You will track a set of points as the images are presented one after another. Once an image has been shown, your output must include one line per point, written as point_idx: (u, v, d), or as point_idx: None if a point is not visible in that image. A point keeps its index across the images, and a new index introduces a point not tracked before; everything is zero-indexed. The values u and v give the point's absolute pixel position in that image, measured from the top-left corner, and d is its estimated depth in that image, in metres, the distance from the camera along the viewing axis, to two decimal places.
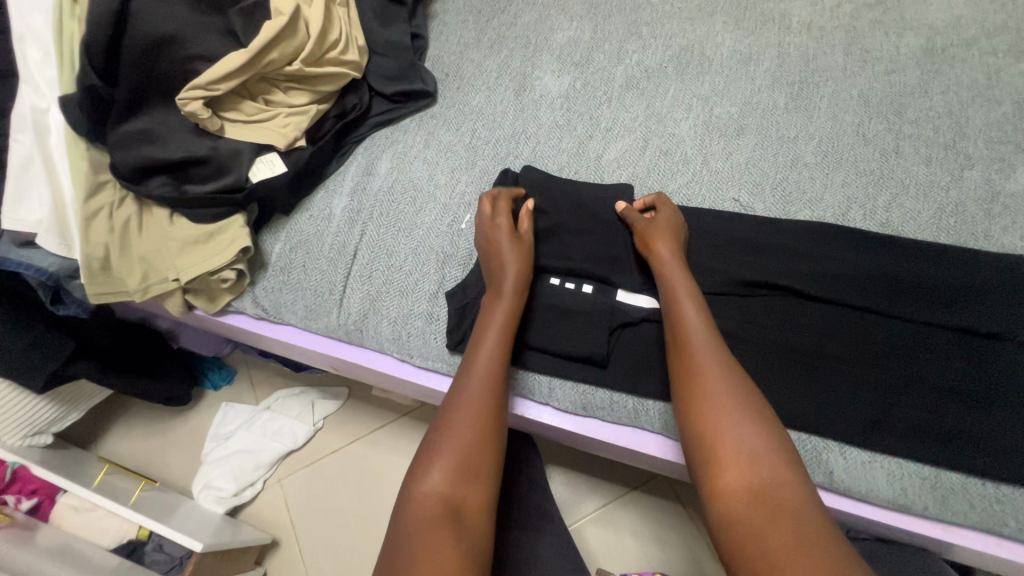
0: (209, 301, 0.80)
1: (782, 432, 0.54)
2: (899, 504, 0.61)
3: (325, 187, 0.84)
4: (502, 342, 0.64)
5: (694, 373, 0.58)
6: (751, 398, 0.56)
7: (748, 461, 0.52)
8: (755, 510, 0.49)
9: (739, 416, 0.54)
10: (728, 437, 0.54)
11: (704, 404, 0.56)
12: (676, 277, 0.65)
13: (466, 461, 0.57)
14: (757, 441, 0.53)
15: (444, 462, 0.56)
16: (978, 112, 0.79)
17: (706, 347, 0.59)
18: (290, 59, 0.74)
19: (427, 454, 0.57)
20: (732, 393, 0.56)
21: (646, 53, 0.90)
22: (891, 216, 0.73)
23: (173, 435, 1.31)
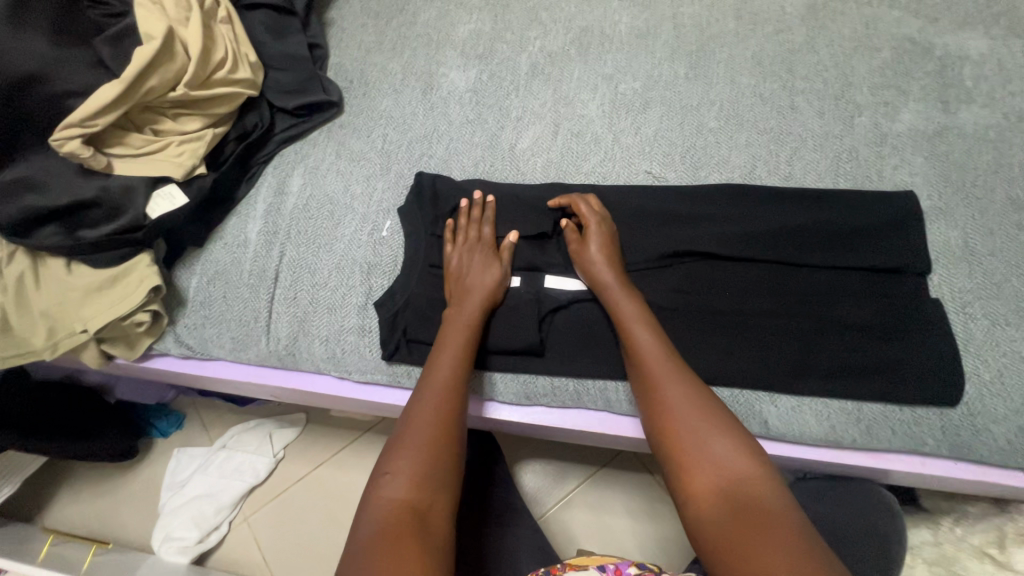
0: (129, 348, 0.76)
1: (749, 442, 0.54)
2: (830, 441, 0.65)
3: (237, 212, 0.81)
4: (463, 346, 0.65)
5: (653, 404, 0.59)
6: (713, 411, 0.57)
7: (713, 473, 0.52)
8: (728, 509, 0.50)
9: (707, 434, 0.55)
10: (690, 454, 0.54)
11: (670, 429, 0.57)
12: (628, 309, 0.65)
13: (425, 489, 0.54)
14: (723, 454, 0.53)
15: (407, 468, 0.54)
16: (861, 61, 0.83)
17: (665, 373, 0.60)
18: (172, 84, 0.70)
19: (388, 462, 0.55)
20: (695, 414, 0.56)
21: (548, 39, 0.91)
22: (793, 169, 0.76)
23: (125, 492, 1.25)
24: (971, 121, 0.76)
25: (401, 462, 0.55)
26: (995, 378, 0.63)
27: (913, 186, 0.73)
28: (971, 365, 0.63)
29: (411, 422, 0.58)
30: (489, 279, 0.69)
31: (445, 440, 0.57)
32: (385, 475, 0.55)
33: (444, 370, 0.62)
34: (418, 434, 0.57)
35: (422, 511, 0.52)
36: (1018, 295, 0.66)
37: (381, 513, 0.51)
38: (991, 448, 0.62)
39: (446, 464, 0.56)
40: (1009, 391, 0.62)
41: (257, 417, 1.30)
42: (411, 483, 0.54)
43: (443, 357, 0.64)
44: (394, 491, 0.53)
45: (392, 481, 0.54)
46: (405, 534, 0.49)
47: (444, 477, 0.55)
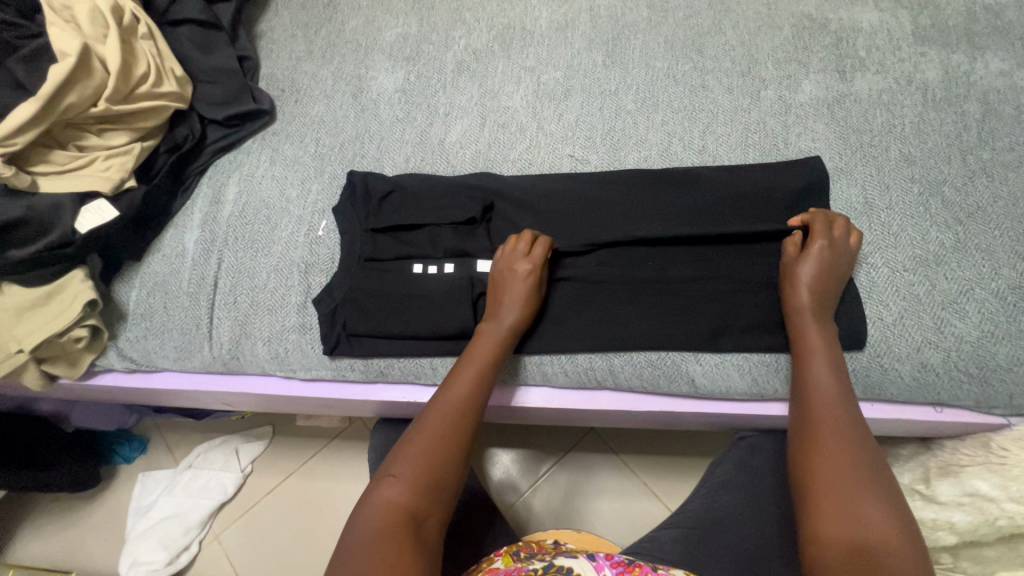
0: (71, 365, 0.76)
1: (902, 505, 0.53)
2: (754, 392, 0.69)
3: (174, 224, 0.82)
4: (483, 370, 0.64)
5: (809, 434, 0.58)
6: (871, 460, 0.55)
7: (854, 522, 0.51)
8: (855, 558, 0.49)
9: (847, 483, 0.53)
10: (832, 498, 0.53)
11: (816, 472, 0.55)
12: (813, 340, 0.63)
13: (423, 498, 0.55)
14: (870, 509, 0.52)
15: (411, 475, 0.56)
16: (765, 39, 0.87)
17: (835, 403, 0.59)
18: (93, 100, 0.71)
19: (392, 465, 0.57)
20: (845, 458, 0.55)
21: (472, 37, 0.94)
22: (706, 143, 0.80)
23: (89, 521, 1.23)
24: (865, 87, 0.82)
25: (404, 465, 0.56)
26: (896, 320, 0.67)
27: (816, 151, 0.78)
28: (874, 310, 0.68)
29: (420, 429, 0.59)
30: (521, 289, 0.68)
31: (448, 461, 0.58)
32: (391, 477, 0.56)
33: (461, 390, 0.62)
34: (430, 446, 0.58)
35: (418, 519, 0.53)
36: (912, 242, 0.71)
37: (381, 515, 0.53)
38: (897, 385, 0.67)
39: (449, 477, 0.58)
40: (909, 331, 0.67)
41: (222, 434, 1.29)
42: (412, 490, 0.55)
43: (462, 377, 0.63)
44: (394, 495, 0.54)
45: (394, 485, 0.55)
46: (397, 539, 0.51)
47: (444, 492, 0.57)
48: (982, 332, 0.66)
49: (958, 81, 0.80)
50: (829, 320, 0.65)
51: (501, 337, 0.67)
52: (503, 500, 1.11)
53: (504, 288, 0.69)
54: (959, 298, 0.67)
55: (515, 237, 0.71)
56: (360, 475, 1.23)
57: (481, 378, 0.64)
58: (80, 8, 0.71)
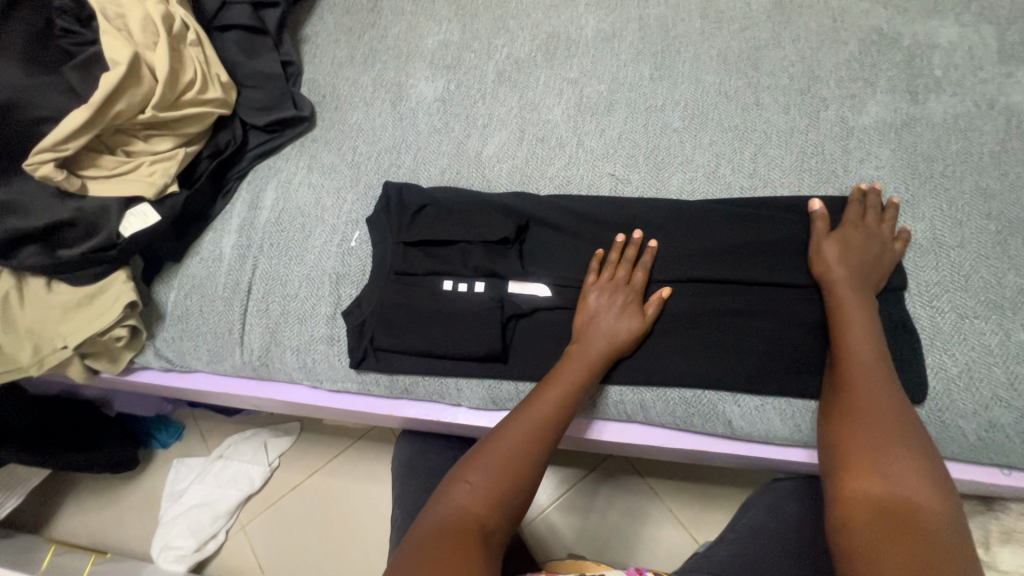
0: (112, 361, 0.79)
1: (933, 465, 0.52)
2: (795, 439, 0.65)
3: (213, 228, 0.84)
4: (569, 391, 0.62)
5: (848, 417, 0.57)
6: (912, 429, 0.55)
7: (885, 482, 0.51)
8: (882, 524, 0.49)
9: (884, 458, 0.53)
10: (870, 457, 0.53)
11: (850, 438, 0.55)
12: (852, 313, 0.61)
13: (492, 509, 0.54)
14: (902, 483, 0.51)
15: (484, 485, 0.55)
16: (828, 54, 0.81)
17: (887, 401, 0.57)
18: (141, 107, 0.72)
19: (466, 473, 0.57)
20: (878, 424, 0.55)
21: (515, 46, 0.91)
22: (757, 166, 0.75)
23: (126, 502, 1.28)
24: (939, 110, 0.75)
25: (478, 476, 0.56)
26: (962, 372, 0.61)
27: (878, 179, 0.72)
28: (937, 360, 0.62)
29: (497, 441, 0.59)
30: (624, 328, 0.65)
31: (516, 486, 0.56)
32: (466, 483, 0.56)
33: (541, 410, 0.61)
34: (508, 461, 0.57)
35: (486, 529, 0.53)
36: (985, 287, 0.64)
37: (452, 517, 0.53)
38: (959, 444, 0.61)
39: (519, 493, 0.56)
40: (977, 386, 0.61)
41: (253, 427, 1.32)
42: (484, 500, 0.54)
43: (546, 395, 0.62)
44: (465, 501, 0.54)
45: (467, 492, 0.55)
46: (468, 542, 0.50)
47: (514, 511, 0.56)
48: None
49: None
50: (873, 302, 0.63)
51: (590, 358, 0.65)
52: (523, 515, 1.08)
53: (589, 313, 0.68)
54: None
55: (600, 254, 0.70)
56: (382, 478, 1.24)
57: (566, 398, 0.62)
58: (133, 17, 0.73)
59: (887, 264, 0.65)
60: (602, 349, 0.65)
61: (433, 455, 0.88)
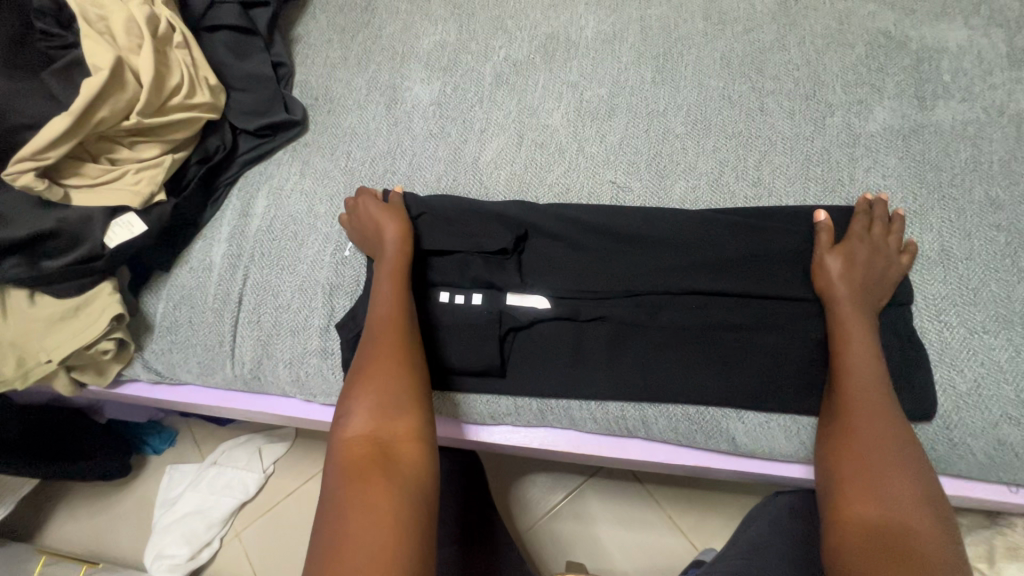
0: (99, 374, 0.77)
1: (922, 473, 0.53)
2: (800, 457, 0.63)
3: (203, 236, 0.81)
4: (394, 293, 0.66)
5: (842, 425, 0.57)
6: (904, 440, 0.55)
7: (882, 508, 0.52)
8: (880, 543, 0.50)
9: (881, 470, 0.53)
10: (867, 479, 0.53)
11: (849, 459, 0.55)
12: (856, 328, 0.60)
13: (381, 420, 0.58)
14: (894, 493, 0.52)
15: (362, 406, 0.59)
16: (834, 58, 0.79)
17: (872, 399, 0.56)
18: (125, 113, 0.70)
19: (346, 403, 0.60)
20: (878, 445, 0.54)
21: (513, 47, 0.89)
22: (762, 174, 0.74)
23: (119, 509, 1.26)
24: (947, 117, 0.73)
25: (355, 402, 0.59)
26: (971, 389, 0.60)
27: (885, 189, 0.71)
28: (946, 376, 0.61)
29: (362, 361, 0.62)
30: (389, 234, 0.69)
31: (395, 389, 0.60)
32: (347, 414, 0.59)
33: (382, 311, 0.65)
34: (380, 378, 0.61)
35: (384, 445, 0.56)
36: (994, 300, 0.63)
37: (347, 449, 0.56)
38: (966, 462, 0.60)
39: (403, 396, 0.60)
40: (985, 403, 0.60)
41: (247, 432, 1.30)
42: (370, 420, 0.58)
43: (377, 308, 0.66)
44: (354, 428, 0.58)
45: (351, 420, 0.58)
46: (370, 466, 0.54)
47: (405, 406, 0.59)
48: None
49: None
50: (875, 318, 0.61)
51: (398, 265, 0.68)
52: (521, 522, 1.07)
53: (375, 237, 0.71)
54: None
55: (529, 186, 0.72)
56: None
57: (392, 301, 0.66)
58: (115, 19, 0.71)
59: (892, 280, 0.63)
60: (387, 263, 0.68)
61: None
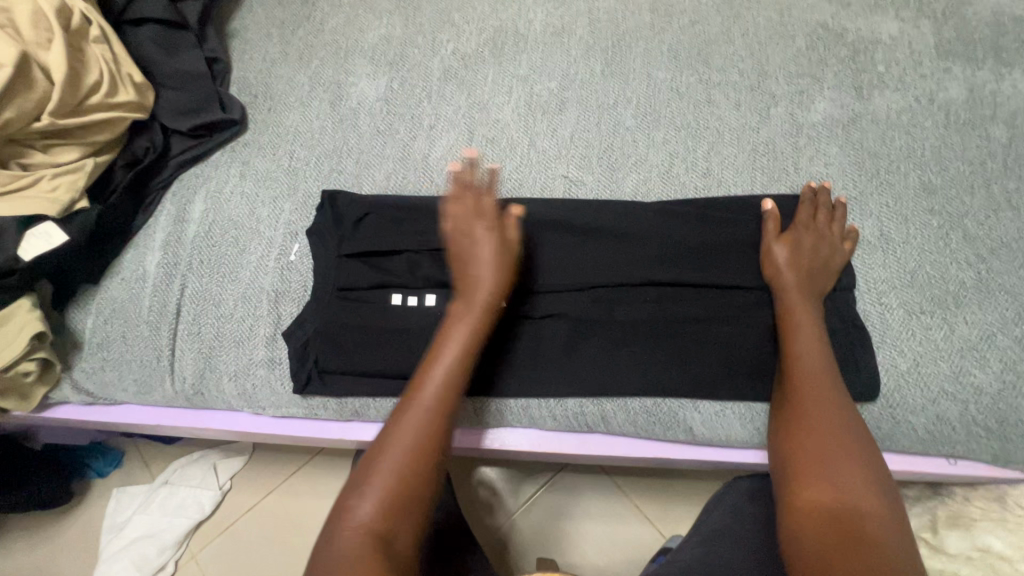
0: (23, 400, 0.70)
1: (868, 455, 0.55)
2: (755, 442, 0.64)
3: (135, 244, 0.76)
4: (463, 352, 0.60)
5: (793, 411, 0.58)
6: (849, 422, 0.56)
7: (832, 493, 0.53)
8: (833, 530, 0.51)
9: (829, 453, 0.55)
10: (816, 463, 0.55)
11: (800, 447, 0.56)
12: (800, 317, 0.62)
13: (394, 513, 0.52)
14: (844, 475, 0.53)
15: (372, 497, 0.52)
16: (777, 49, 0.81)
17: (816, 382, 0.58)
18: (35, 114, 0.65)
19: (355, 484, 0.53)
20: (826, 428, 0.56)
21: (460, 40, 0.87)
22: (711, 165, 0.74)
23: (61, 539, 1.18)
24: (883, 106, 0.76)
25: (370, 485, 0.53)
26: (911, 367, 0.62)
27: (827, 177, 0.72)
28: (887, 356, 0.63)
29: (393, 429, 0.56)
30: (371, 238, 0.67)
31: (412, 485, 0.53)
32: (358, 500, 0.52)
33: (430, 384, 0.59)
34: (409, 460, 0.54)
35: (388, 537, 0.51)
36: (929, 281, 0.66)
37: (354, 538, 0.50)
38: (909, 438, 0.62)
39: (420, 490, 0.54)
40: (924, 380, 0.62)
41: (200, 448, 1.24)
42: (383, 509, 0.52)
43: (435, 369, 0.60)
44: (364, 516, 0.51)
45: (361, 506, 0.52)
46: (376, 561, 0.48)
47: (420, 505, 0.53)
48: (1003, 383, 0.61)
49: (983, 101, 0.74)
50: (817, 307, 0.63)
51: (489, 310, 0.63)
52: (490, 523, 1.05)
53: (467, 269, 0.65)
54: (979, 345, 0.62)
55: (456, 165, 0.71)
56: None
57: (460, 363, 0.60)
58: (20, 10, 0.65)
59: (834, 268, 0.66)
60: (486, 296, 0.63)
61: None
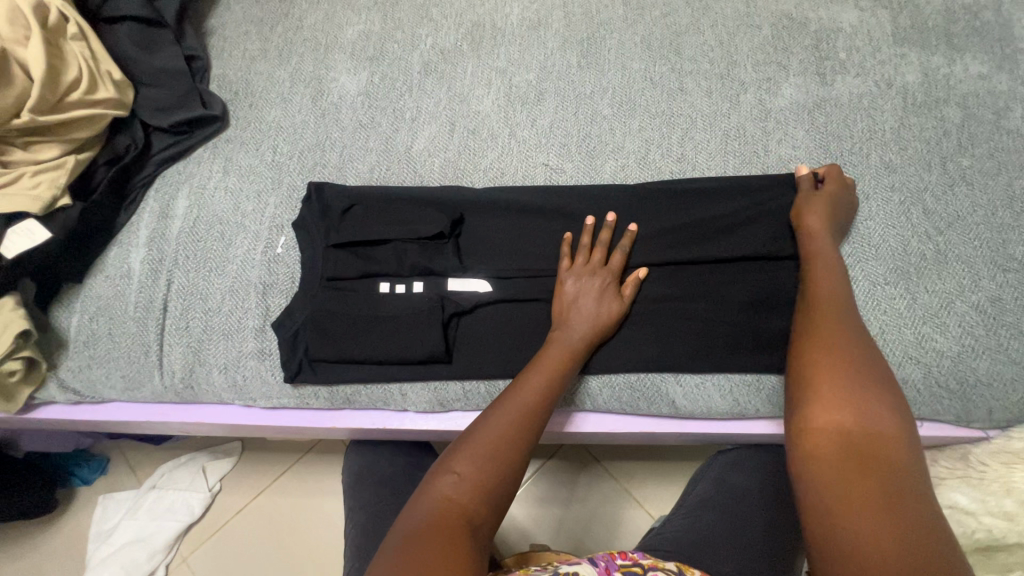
0: (7, 400, 0.69)
1: (894, 387, 0.49)
2: (735, 412, 0.67)
3: (118, 242, 0.76)
4: (558, 369, 0.61)
5: (814, 336, 0.54)
6: (874, 355, 0.52)
7: (847, 410, 0.47)
8: (849, 455, 0.45)
9: (851, 377, 0.49)
10: (834, 383, 0.49)
11: (813, 364, 0.51)
12: (827, 254, 0.63)
13: (479, 494, 0.50)
14: (864, 396, 0.48)
15: (478, 470, 0.52)
16: (744, 39, 0.84)
17: (835, 314, 0.56)
18: (15, 111, 0.66)
19: (454, 456, 0.53)
20: (847, 352, 0.52)
21: (439, 35, 0.88)
22: (685, 150, 0.77)
23: (46, 548, 1.16)
24: (845, 91, 0.79)
25: (464, 460, 0.53)
26: (876, 335, 0.66)
27: (796, 159, 0.76)
28: None
29: (518, 400, 0.58)
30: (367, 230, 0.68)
31: (508, 473, 0.53)
32: (451, 471, 0.52)
33: (541, 376, 0.60)
34: (514, 438, 0.55)
35: (471, 519, 0.49)
36: (891, 254, 0.69)
37: (432, 509, 0.49)
38: None
39: (511, 475, 0.53)
40: (890, 346, 0.66)
41: (188, 451, 1.22)
42: (473, 491, 0.51)
43: (539, 373, 0.60)
44: (451, 491, 0.50)
45: (455, 478, 0.51)
46: (451, 535, 0.46)
47: (503, 501, 0.52)
48: (963, 347, 0.65)
49: (937, 85, 0.79)
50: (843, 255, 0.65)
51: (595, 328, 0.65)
52: None
53: (563, 303, 0.66)
54: (940, 312, 0.66)
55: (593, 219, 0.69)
56: (337, 490, 1.18)
57: (550, 383, 0.60)
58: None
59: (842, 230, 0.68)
60: (585, 329, 0.64)
61: (386, 463, 0.86)
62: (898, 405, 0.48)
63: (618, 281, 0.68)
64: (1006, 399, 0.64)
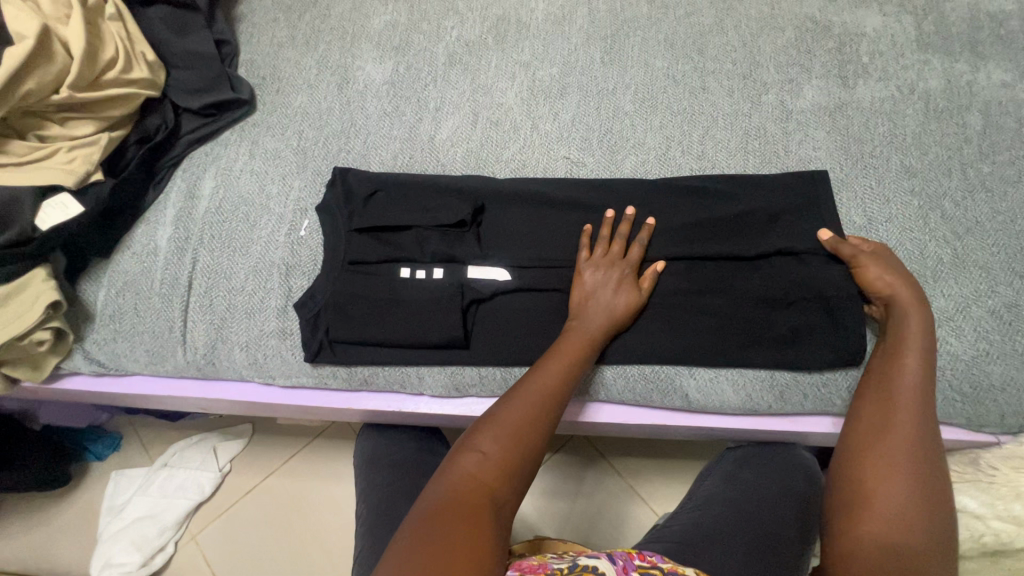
0: (34, 369, 0.71)
1: (942, 491, 0.53)
2: (748, 408, 0.68)
3: (146, 219, 0.78)
4: (578, 359, 0.62)
5: (880, 422, 0.57)
6: (930, 452, 0.55)
7: (892, 511, 0.52)
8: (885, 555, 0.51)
9: (903, 473, 0.54)
10: (884, 476, 0.54)
11: (870, 452, 0.56)
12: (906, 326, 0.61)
13: (500, 472, 0.52)
14: (907, 496, 0.53)
15: (500, 451, 0.53)
16: (767, 41, 0.85)
17: (905, 396, 0.58)
18: (54, 86, 0.68)
19: (477, 434, 0.55)
20: (905, 446, 0.55)
21: (465, 27, 0.89)
22: (706, 148, 0.78)
23: (59, 521, 1.18)
24: (867, 95, 0.80)
25: (486, 439, 0.54)
26: None
27: (816, 160, 0.76)
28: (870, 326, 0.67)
29: (538, 386, 0.59)
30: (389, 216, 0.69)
31: (527, 454, 0.54)
32: (475, 448, 0.53)
33: (560, 363, 0.61)
34: (535, 422, 0.56)
35: (492, 496, 0.50)
36: (908, 257, 0.70)
37: (454, 483, 0.50)
38: None
39: (530, 456, 0.54)
40: None
41: (200, 432, 1.24)
42: (494, 468, 0.52)
43: (560, 361, 0.61)
44: (473, 468, 0.52)
45: (477, 456, 0.53)
46: (473, 511, 0.48)
47: (524, 482, 0.53)
48: (977, 350, 0.65)
49: (960, 91, 0.79)
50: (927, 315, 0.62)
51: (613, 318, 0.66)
52: None
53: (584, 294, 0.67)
54: (955, 316, 0.67)
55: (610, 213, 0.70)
56: (346, 476, 1.19)
57: (567, 368, 0.61)
58: None
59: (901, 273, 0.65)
60: (603, 319, 0.65)
61: (398, 447, 0.87)
62: (939, 510, 0.52)
63: (634, 272, 0.69)
64: (1019, 405, 0.64)
